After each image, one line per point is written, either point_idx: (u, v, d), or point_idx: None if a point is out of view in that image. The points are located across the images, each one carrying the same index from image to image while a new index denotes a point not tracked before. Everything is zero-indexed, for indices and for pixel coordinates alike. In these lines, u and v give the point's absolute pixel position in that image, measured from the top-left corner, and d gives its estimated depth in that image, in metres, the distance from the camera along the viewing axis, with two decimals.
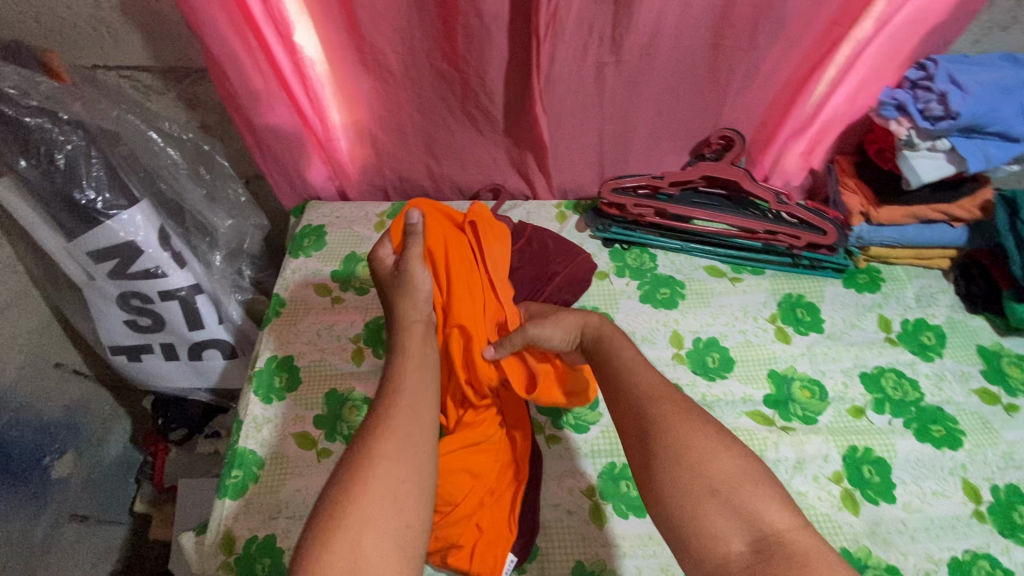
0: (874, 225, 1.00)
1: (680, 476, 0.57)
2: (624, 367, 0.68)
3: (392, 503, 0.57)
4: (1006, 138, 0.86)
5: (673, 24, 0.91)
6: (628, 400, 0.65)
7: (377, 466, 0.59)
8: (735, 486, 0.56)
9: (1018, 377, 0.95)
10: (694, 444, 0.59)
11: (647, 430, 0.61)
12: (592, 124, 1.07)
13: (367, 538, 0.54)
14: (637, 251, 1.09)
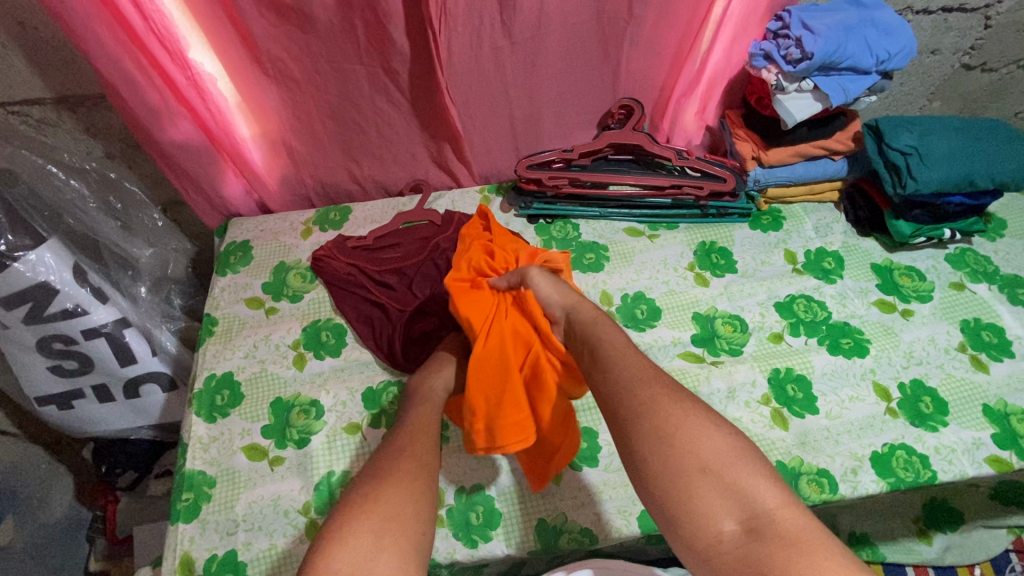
0: (766, 167, 1.08)
1: (670, 450, 0.58)
2: (613, 356, 0.69)
3: (409, 507, 0.62)
4: (862, 72, 0.93)
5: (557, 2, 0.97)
6: (620, 382, 0.66)
7: (394, 478, 0.65)
8: (726, 463, 0.57)
9: (911, 285, 1.04)
10: (685, 426, 0.60)
11: (636, 408, 0.63)
12: (500, 108, 1.13)
13: (387, 534, 0.58)
14: (560, 223, 1.16)
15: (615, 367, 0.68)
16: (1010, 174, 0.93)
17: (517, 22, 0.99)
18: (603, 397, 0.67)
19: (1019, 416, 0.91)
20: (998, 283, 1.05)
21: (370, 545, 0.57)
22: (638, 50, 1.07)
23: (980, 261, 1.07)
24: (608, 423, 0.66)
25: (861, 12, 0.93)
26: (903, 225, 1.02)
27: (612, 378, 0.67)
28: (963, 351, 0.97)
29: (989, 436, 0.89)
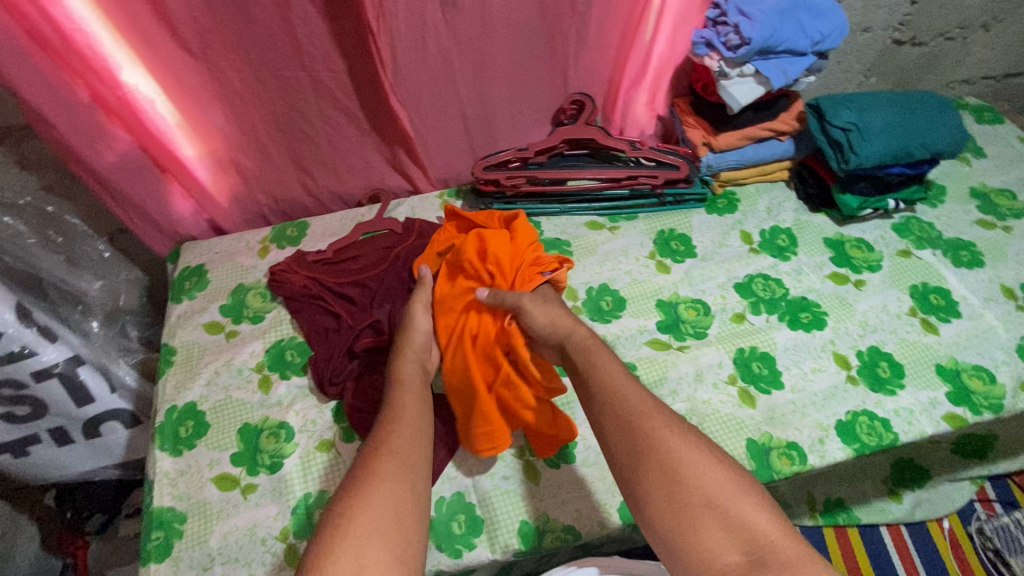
0: (717, 152, 1.10)
1: (676, 487, 0.64)
2: (619, 388, 0.74)
3: (393, 517, 0.65)
4: (799, 54, 0.95)
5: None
6: (623, 417, 0.71)
7: (381, 484, 0.67)
8: (728, 498, 0.63)
9: (861, 256, 1.08)
10: (693, 461, 0.66)
11: (639, 447, 0.68)
12: (451, 109, 1.13)
13: (368, 549, 0.61)
14: None
15: (622, 401, 0.73)
16: (942, 145, 0.98)
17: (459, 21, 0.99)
18: (601, 429, 0.73)
19: (970, 372, 0.95)
20: (941, 247, 1.10)
21: (352, 563, 0.60)
22: (583, 43, 1.09)
23: (924, 228, 1.12)
24: (609, 460, 0.71)
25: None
26: (850, 198, 1.06)
27: (619, 411, 0.72)
28: (914, 315, 1.01)
29: (944, 394, 0.93)
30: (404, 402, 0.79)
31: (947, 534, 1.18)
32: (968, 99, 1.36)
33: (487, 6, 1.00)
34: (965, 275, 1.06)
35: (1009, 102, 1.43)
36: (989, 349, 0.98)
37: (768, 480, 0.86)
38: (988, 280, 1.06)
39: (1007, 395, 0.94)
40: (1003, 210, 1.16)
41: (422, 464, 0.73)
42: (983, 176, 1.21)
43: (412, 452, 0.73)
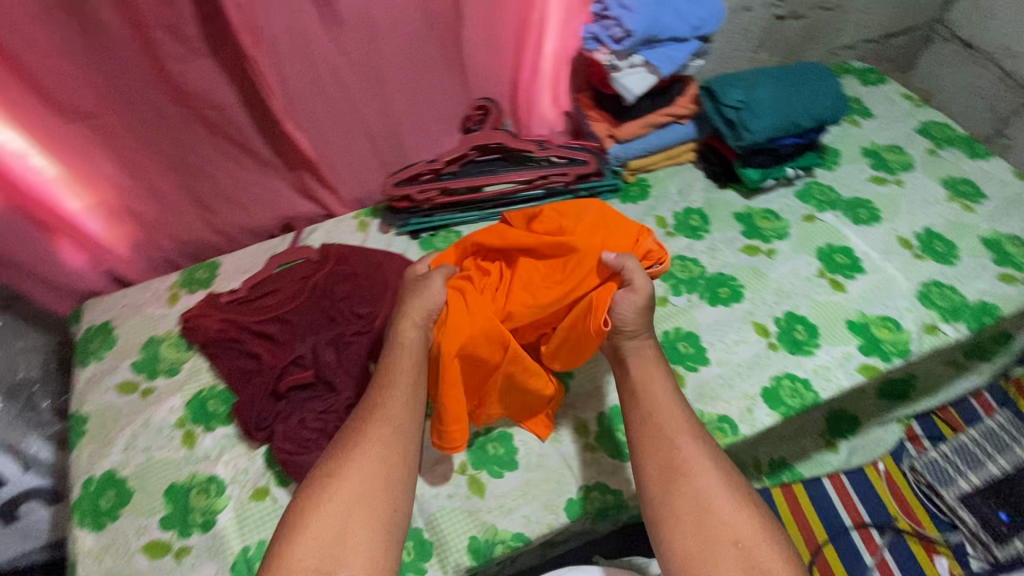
0: (621, 143, 1.13)
1: (704, 521, 0.66)
2: (661, 415, 0.74)
3: (379, 482, 0.67)
4: (682, 40, 0.98)
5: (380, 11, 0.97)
6: (662, 439, 0.72)
7: (372, 449, 0.69)
8: (752, 539, 0.65)
9: (770, 227, 1.13)
10: (723, 498, 0.68)
11: (675, 474, 0.70)
12: (353, 128, 1.11)
13: (354, 513, 0.64)
14: (442, 233, 1.14)
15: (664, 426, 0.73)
16: (826, 112, 1.04)
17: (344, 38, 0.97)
18: (636, 445, 0.74)
19: (877, 323, 1.01)
20: (841, 208, 1.16)
21: (336, 530, 0.63)
22: (477, 48, 1.09)
23: (824, 192, 1.18)
24: (636, 476, 0.73)
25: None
26: (751, 172, 1.10)
27: (655, 431, 0.73)
28: (823, 277, 1.06)
29: (855, 347, 0.99)
30: (401, 360, 0.77)
31: (883, 475, 1.23)
32: (853, 63, 1.44)
33: (372, 20, 0.98)
34: (864, 232, 1.12)
35: (890, 63, 1.52)
36: (892, 299, 1.04)
37: None
38: (886, 233, 1.12)
39: (912, 340, 1.00)
40: (892, 165, 1.23)
41: (418, 426, 0.73)
42: (872, 135, 1.28)
43: (406, 421, 0.72)
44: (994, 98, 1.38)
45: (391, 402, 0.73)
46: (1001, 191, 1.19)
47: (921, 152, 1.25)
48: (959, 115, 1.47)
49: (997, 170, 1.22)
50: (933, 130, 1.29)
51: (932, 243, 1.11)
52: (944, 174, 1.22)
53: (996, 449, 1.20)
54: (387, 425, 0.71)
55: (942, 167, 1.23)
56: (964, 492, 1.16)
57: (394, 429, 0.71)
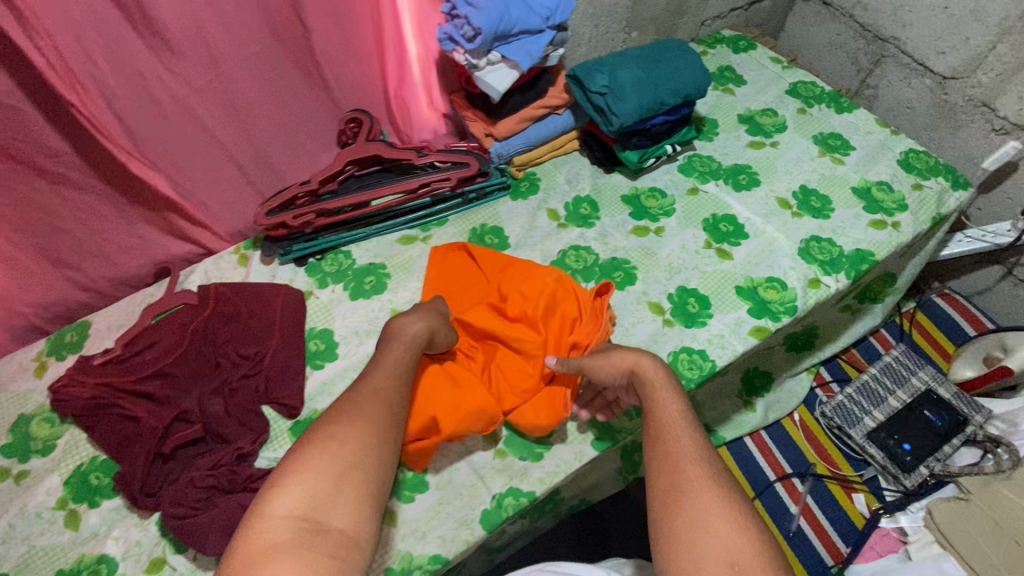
0: (501, 140, 1.12)
1: (702, 541, 0.64)
2: (667, 429, 0.75)
3: (365, 449, 0.69)
4: (537, 32, 0.96)
5: (218, 34, 0.92)
6: (672, 457, 0.72)
7: (359, 421, 0.72)
8: (751, 565, 0.62)
9: (656, 205, 1.15)
10: (724, 520, 0.65)
11: (679, 492, 0.68)
12: (217, 159, 1.05)
13: (336, 476, 0.66)
14: (330, 256, 1.09)
15: (668, 443, 0.74)
16: (690, 88, 1.04)
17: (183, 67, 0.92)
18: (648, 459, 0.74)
19: (764, 285, 1.04)
20: (722, 177, 1.19)
21: (319, 494, 0.65)
22: (337, 60, 1.05)
23: (705, 163, 1.21)
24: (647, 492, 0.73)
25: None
26: (630, 154, 1.11)
27: (662, 442, 0.74)
28: (710, 247, 1.09)
29: (746, 312, 1.02)
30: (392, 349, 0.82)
31: (798, 424, 1.31)
32: (724, 32, 1.48)
33: (211, 44, 0.93)
34: (745, 198, 1.15)
35: (759, 28, 1.57)
36: (776, 260, 1.07)
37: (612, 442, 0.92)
38: (765, 196, 1.16)
39: (798, 297, 1.03)
40: (767, 128, 1.27)
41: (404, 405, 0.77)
42: (746, 101, 1.32)
43: (393, 398, 0.76)
44: (854, 51, 1.44)
45: (388, 377, 0.77)
46: (867, 141, 1.25)
47: (792, 112, 1.30)
48: (828, 72, 1.54)
49: (862, 121, 1.28)
50: (802, 90, 1.34)
51: (808, 200, 1.15)
52: (815, 131, 1.26)
53: (895, 383, 1.26)
54: (376, 391, 0.75)
55: (813, 124, 1.28)
56: (870, 430, 1.21)
57: (391, 400, 0.75)
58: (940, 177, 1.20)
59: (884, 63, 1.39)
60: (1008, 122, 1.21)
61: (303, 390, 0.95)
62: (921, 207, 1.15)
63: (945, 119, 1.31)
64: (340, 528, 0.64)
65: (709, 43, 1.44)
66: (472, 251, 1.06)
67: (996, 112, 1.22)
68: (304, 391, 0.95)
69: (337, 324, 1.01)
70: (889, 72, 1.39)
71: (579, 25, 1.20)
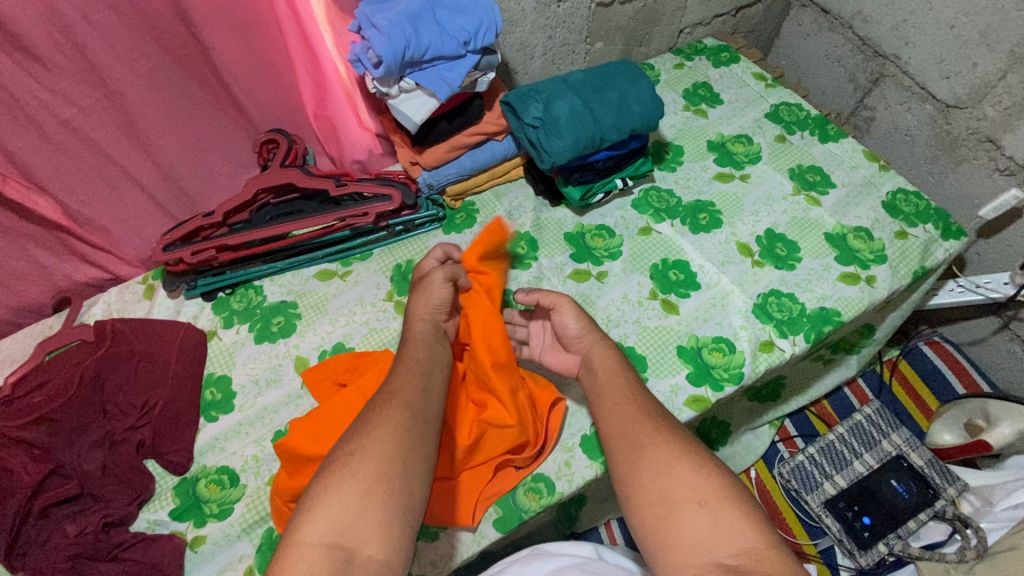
0: (430, 169, 1.01)
1: (664, 489, 0.61)
2: (614, 396, 0.72)
3: (394, 453, 0.62)
4: (456, 57, 0.84)
5: (102, 51, 0.82)
6: (626, 424, 0.68)
7: (381, 421, 0.65)
8: (717, 498, 0.59)
9: (602, 245, 1.04)
10: (679, 461, 0.62)
11: (637, 448, 0.65)
12: (118, 182, 0.97)
13: (362, 486, 0.59)
14: (240, 290, 1.01)
15: (614, 408, 0.71)
16: (636, 121, 0.91)
17: (64, 86, 0.82)
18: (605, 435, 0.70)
19: (710, 346, 0.93)
20: (680, 215, 1.07)
21: (347, 513, 0.58)
22: (247, 77, 0.95)
23: (662, 198, 1.09)
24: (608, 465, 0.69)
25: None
26: (573, 190, 0.99)
27: (615, 408, 0.71)
28: (655, 299, 0.98)
29: (685, 377, 0.91)
30: (411, 352, 0.75)
31: (754, 482, 1.21)
32: (706, 41, 1.32)
33: (93, 61, 0.83)
34: (701, 241, 1.04)
35: (749, 36, 1.42)
36: (727, 316, 0.96)
37: (518, 522, 0.82)
38: (724, 240, 1.04)
39: (746, 362, 0.92)
40: (739, 158, 1.14)
41: (431, 406, 0.69)
42: (719, 126, 1.18)
43: (416, 398, 0.68)
44: (852, 66, 1.28)
45: (407, 386, 0.70)
46: (850, 177, 1.11)
47: (769, 140, 1.16)
48: (822, 88, 1.38)
49: (849, 152, 1.14)
50: (784, 113, 1.19)
51: (773, 245, 1.03)
52: (793, 163, 1.13)
53: (863, 446, 1.15)
54: (401, 399, 0.67)
55: (791, 155, 1.14)
56: (829, 498, 1.10)
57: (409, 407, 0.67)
58: (930, 224, 1.06)
59: (883, 83, 1.23)
60: (1014, 163, 1.05)
61: (193, 444, 0.88)
62: (902, 259, 1.02)
63: (945, 153, 1.16)
64: (372, 555, 0.56)
65: (688, 53, 1.29)
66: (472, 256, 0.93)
67: (1001, 150, 1.06)
68: (193, 445, 0.89)
69: (236, 371, 0.94)
70: (888, 93, 1.23)
71: (528, 38, 1.07)
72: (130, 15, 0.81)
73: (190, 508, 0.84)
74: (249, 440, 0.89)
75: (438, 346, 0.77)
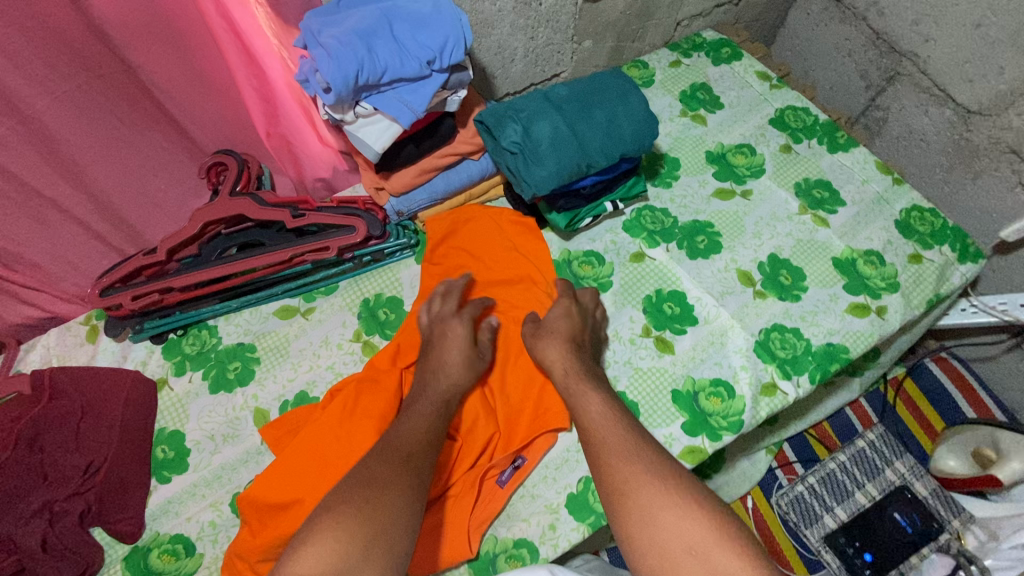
0: (399, 194, 0.91)
1: (655, 534, 0.57)
2: (597, 429, 0.69)
3: (373, 503, 0.59)
4: (420, 78, 0.73)
5: (12, 76, 0.70)
6: (608, 463, 0.65)
7: (359, 476, 0.62)
8: (711, 541, 0.56)
9: (591, 275, 0.95)
10: (668, 508, 0.58)
11: (622, 491, 0.61)
12: (49, 216, 0.86)
13: (340, 539, 0.55)
14: (193, 332, 0.91)
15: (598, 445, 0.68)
16: (627, 144, 0.81)
17: None
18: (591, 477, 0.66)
19: (707, 391, 0.85)
20: (675, 239, 0.98)
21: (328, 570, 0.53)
22: (189, 92, 0.84)
23: (657, 218, 0.99)
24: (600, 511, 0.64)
25: (381, 5, 0.72)
26: (558, 217, 0.90)
27: (601, 450, 0.66)
28: (648, 336, 0.90)
29: (680, 427, 0.83)
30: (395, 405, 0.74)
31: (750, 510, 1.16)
32: (705, 33, 1.20)
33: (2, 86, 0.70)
34: (698, 269, 0.95)
35: (752, 26, 1.30)
36: (725, 356, 0.88)
37: None
38: (724, 268, 0.95)
39: (746, 409, 0.84)
40: (741, 172, 1.04)
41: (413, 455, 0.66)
42: (719, 134, 1.07)
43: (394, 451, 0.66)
44: (864, 62, 1.17)
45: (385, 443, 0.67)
46: (861, 193, 1.02)
47: (774, 150, 1.06)
48: (830, 84, 1.27)
49: (859, 164, 1.04)
50: (790, 118, 1.09)
51: (776, 274, 0.94)
52: (798, 177, 1.03)
53: (865, 475, 1.10)
54: (395, 458, 0.65)
55: (796, 168, 1.04)
56: (829, 532, 1.06)
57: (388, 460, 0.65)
58: (946, 245, 0.97)
59: (898, 82, 1.12)
60: None
61: (143, 510, 0.81)
62: (915, 287, 0.94)
63: (963, 162, 1.06)
64: None
65: (685, 49, 1.17)
66: (459, 236, 0.95)
67: None
68: (144, 510, 0.81)
69: (189, 425, 0.86)
70: (903, 93, 1.12)
71: (507, 40, 0.95)
72: (41, 32, 0.69)
73: None
74: (205, 503, 0.81)
75: (443, 406, 0.75)
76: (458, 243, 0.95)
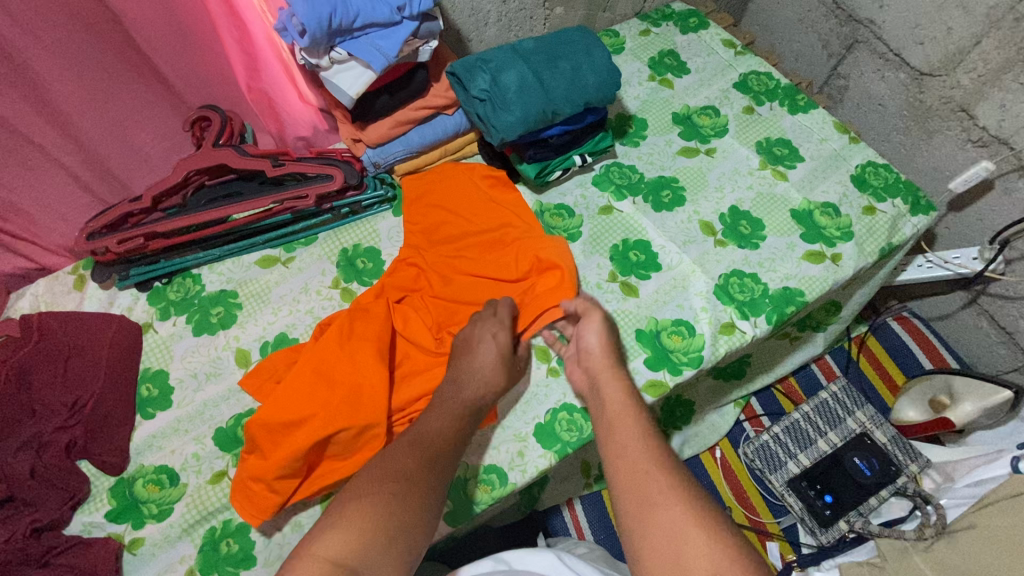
0: (375, 146, 0.96)
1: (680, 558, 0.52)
2: (627, 428, 0.64)
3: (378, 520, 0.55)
4: (391, 25, 0.78)
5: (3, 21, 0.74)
6: (641, 469, 0.59)
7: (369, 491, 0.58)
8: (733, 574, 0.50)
9: (561, 225, 0.99)
10: (696, 528, 0.53)
11: (649, 499, 0.56)
12: (38, 166, 0.89)
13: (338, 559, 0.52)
14: (177, 279, 0.95)
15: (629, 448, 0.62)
16: (590, 93, 0.86)
17: None
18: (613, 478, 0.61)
19: (669, 330, 0.90)
20: (642, 192, 1.02)
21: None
22: (173, 46, 0.88)
23: (624, 174, 1.04)
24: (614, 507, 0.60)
25: None
26: (528, 167, 0.94)
27: (628, 456, 0.61)
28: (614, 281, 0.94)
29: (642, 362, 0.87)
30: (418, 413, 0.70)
31: (719, 461, 1.21)
32: (674, 4, 1.25)
33: None
34: (663, 220, 0.99)
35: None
36: (687, 298, 0.93)
37: (469, 516, 0.79)
38: (687, 219, 0.99)
39: (706, 346, 0.89)
40: (705, 131, 1.08)
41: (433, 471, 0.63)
42: (685, 97, 1.12)
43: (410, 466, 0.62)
44: (825, 32, 1.22)
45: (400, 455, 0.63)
46: (819, 151, 1.07)
47: (737, 111, 1.11)
48: (795, 54, 1.32)
49: (819, 124, 1.10)
50: (753, 82, 1.14)
51: (736, 224, 0.99)
52: (760, 136, 1.08)
53: (827, 424, 1.14)
54: (417, 457, 0.63)
55: (758, 128, 1.09)
56: (791, 477, 1.10)
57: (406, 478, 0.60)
58: (899, 198, 1.02)
59: (856, 49, 1.17)
60: (987, 134, 1.01)
61: (129, 443, 0.84)
62: (869, 236, 0.99)
63: (918, 123, 1.11)
64: None
65: (654, 18, 1.22)
66: (436, 185, 0.98)
67: (975, 119, 1.02)
68: (129, 444, 0.84)
69: (173, 364, 0.90)
70: (861, 60, 1.17)
71: (479, 2, 0.99)
72: None
73: (126, 510, 0.80)
74: (188, 438, 0.85)
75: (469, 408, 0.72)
76: (436, 191, 0.98)
